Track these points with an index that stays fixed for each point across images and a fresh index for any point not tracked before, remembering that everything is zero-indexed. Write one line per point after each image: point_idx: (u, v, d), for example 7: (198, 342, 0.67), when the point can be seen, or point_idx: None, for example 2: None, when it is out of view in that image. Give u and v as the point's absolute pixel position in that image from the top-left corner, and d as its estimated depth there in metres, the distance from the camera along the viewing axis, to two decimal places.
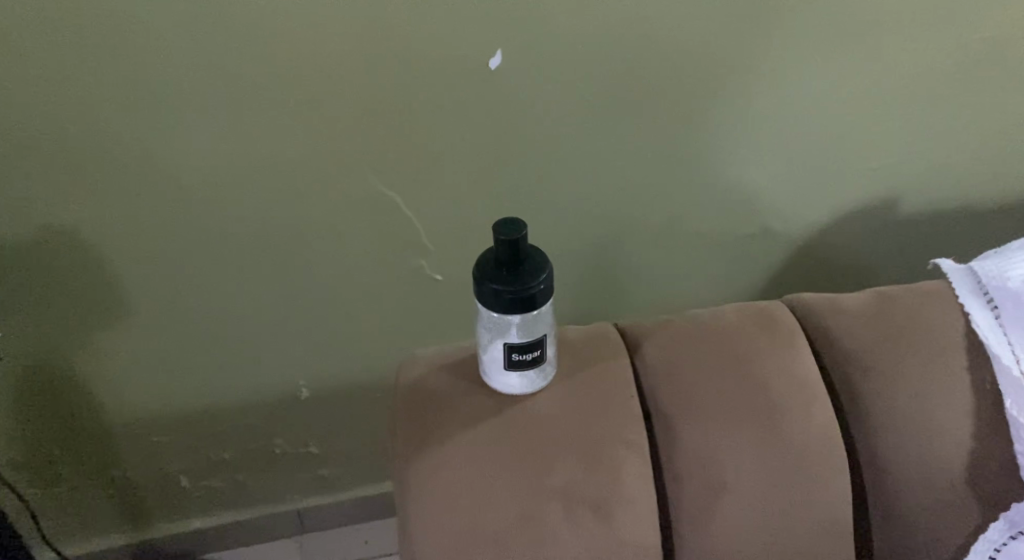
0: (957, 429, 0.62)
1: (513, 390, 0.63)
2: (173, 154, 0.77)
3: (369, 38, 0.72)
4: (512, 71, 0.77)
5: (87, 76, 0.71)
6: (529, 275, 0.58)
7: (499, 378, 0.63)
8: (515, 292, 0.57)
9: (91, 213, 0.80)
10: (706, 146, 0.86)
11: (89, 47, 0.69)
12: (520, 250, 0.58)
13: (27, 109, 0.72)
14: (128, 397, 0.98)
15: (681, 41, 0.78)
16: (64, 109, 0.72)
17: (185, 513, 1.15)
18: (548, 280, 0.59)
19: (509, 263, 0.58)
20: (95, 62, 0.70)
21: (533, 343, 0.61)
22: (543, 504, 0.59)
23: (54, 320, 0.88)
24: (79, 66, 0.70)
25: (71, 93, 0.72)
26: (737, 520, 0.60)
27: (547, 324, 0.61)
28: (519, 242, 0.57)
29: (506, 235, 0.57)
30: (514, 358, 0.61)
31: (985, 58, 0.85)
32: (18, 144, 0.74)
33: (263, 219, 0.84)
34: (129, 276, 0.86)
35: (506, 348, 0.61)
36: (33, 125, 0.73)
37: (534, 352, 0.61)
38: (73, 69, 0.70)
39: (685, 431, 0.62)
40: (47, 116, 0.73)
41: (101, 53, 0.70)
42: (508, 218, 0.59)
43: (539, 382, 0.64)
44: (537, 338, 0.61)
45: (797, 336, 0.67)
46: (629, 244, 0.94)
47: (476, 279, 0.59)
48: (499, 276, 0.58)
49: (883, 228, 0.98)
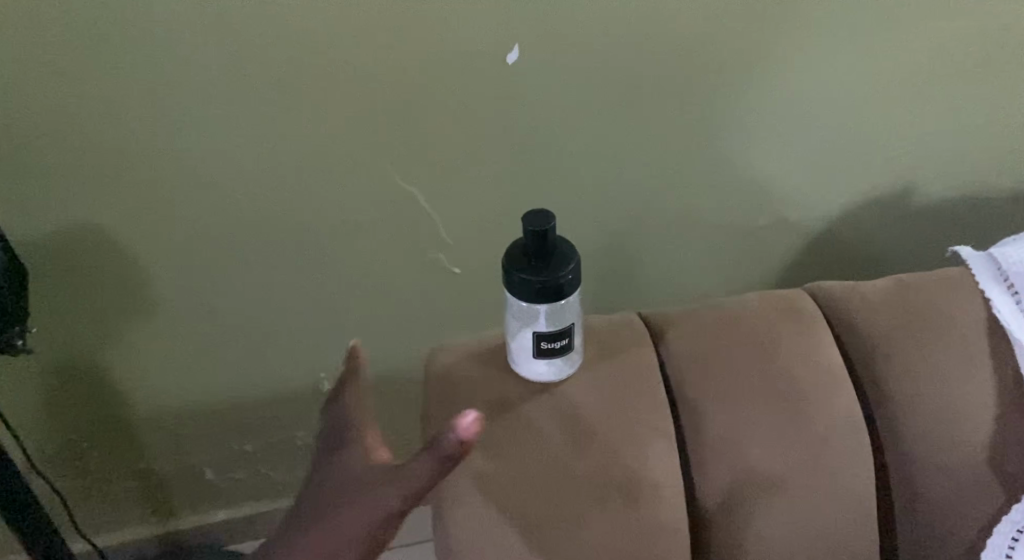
0: (979, 413, 0.63)
1: (542, 378, 0.65)
2: (199, 152, 0.79)
3: (389, 36, 0.74)
4: (528, 65, 0.78)
5: (110, 76, 0.72)
6: (557, 265, 0.59)
7: (528, 366, 0.64)
8: (545, 281, 0.58)
9: (120, 212, 0.82)
10: (723, 138, 0.87)
11: (111, 50, 0.70)
12: (547, 241, 0.58)
13: (56, 112, 0.73)
14: (155, 391, 1.00)
15: (695, 34, 0.78)
16: (87, 111, 0.74)
17: (210, 505, 1.17)
18: (576, 271, 0.59)
19: (536, 254, 0.59)
20: (122, 66, 0.71)
21: (561, 332, 0.62)
22: (572, 489, 0.60)
23: (84, 317, 0.90)
24: (103, 66, 0.71)
25: (93, 94, 0.73)
26: (762, 504, 0.62)
27: (576, 313, 0.62)
28: (547, 234, 0.58)
29: (533, 228, 0.58)
30: (543, 347, 0.62)
31: (998, 47, 0.86)
32: (50, 147, 0.76)
33: (287, 214, 0.85)
34: (156, 273, 0.88)
35: (535, 336, 0.62)
36: (63, 127, 0.75)
37: (562, 341, 0.63)
38: (94, 71, 0.71)
39: (710, 418, 0.63)
40: (78, 119, 0.74)
41: (123, 55, 0.71)
42: (535, 209, 0.60)
43: (566, 370, 0.65)
44: (565, 327, 0.62)
45: (819, 322, 0.68)
46: (647, 236, 0.95)
47: (506, 270, 0.60)
48: (528, 267, 0.59)
49: (900, 217, 0.99)
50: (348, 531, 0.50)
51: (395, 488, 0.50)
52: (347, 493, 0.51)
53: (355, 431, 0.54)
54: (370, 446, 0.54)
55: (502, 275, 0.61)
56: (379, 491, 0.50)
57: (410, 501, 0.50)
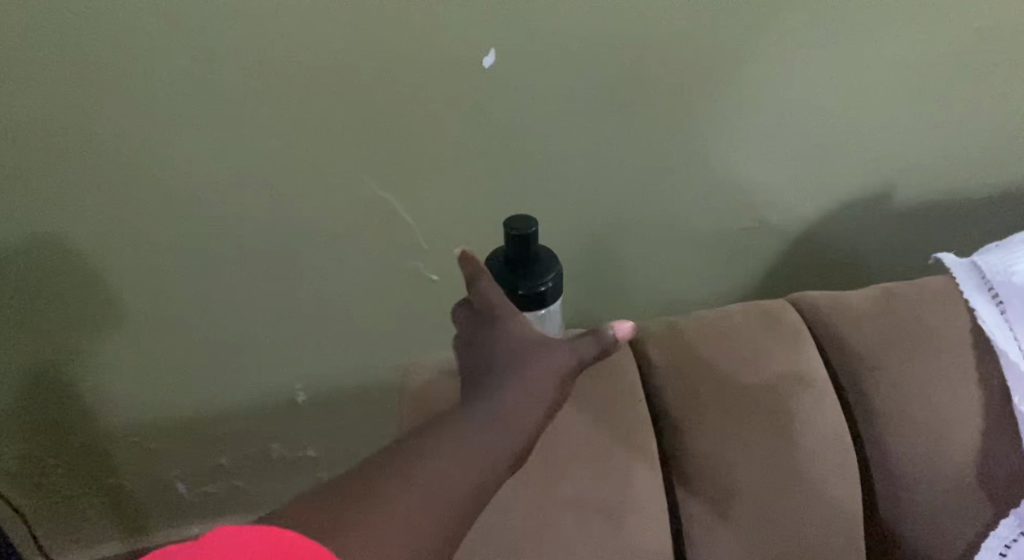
0: (964, 428, 0.64)
1: None
2: (166, 160, 0.77)
3: (361, 40, 0.72)
4: (505, 69, 0.76)
5: (73, 79, 0.70)
6: (538, 274, 0.64)
7: None
8: (527, 290, 0.64)
9: (83, 223, 0.79)
10: (703, 140, 0.86)
11: (74, 51, 0.69)
12: (529, 247, 0.64)
13: (19, 116, 0.72)
14: (122, 406, 0.97)
15: (673, 35, 0.77)
16: (53, 116, 0.72)
17: (182, 521, 1.13)
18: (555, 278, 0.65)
19: (519, 262, 0.64)
20: (86, 69, 0.70)
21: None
22: (554, 513, 0.61)
23: (47, 331, 0.87)
24: (67, 69, 0.70)
25: (58, 98, 0.71)
26: (749, 524, 0.62)
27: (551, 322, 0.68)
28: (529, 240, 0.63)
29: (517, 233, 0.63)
30: None
31: (981, 47, 0.85)
32: (11, 152, 0.74)
33: (258, 223, 0.83)
34: (121, 285, 0.85)
35: None
36: (25, 131, 0.73)
37: None
38: (60, 75, 0.70)
39: (696, 438, 0.64)
40: (40, 123, 0.72)
41: (89, 57, 0.70)
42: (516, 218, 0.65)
43: None
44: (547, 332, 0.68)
45: (803, 335, 0.68)
46: (628, 241, 0.94)
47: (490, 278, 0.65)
48: (509, 274, 0.65)
49: (883, 219, 0.98)
50: (545, 384, 0.61)
51: (571, 351, 0.61)
52: (524, 354, 0.61)
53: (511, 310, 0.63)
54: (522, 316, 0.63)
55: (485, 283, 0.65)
56: (553, 353, 0.61)
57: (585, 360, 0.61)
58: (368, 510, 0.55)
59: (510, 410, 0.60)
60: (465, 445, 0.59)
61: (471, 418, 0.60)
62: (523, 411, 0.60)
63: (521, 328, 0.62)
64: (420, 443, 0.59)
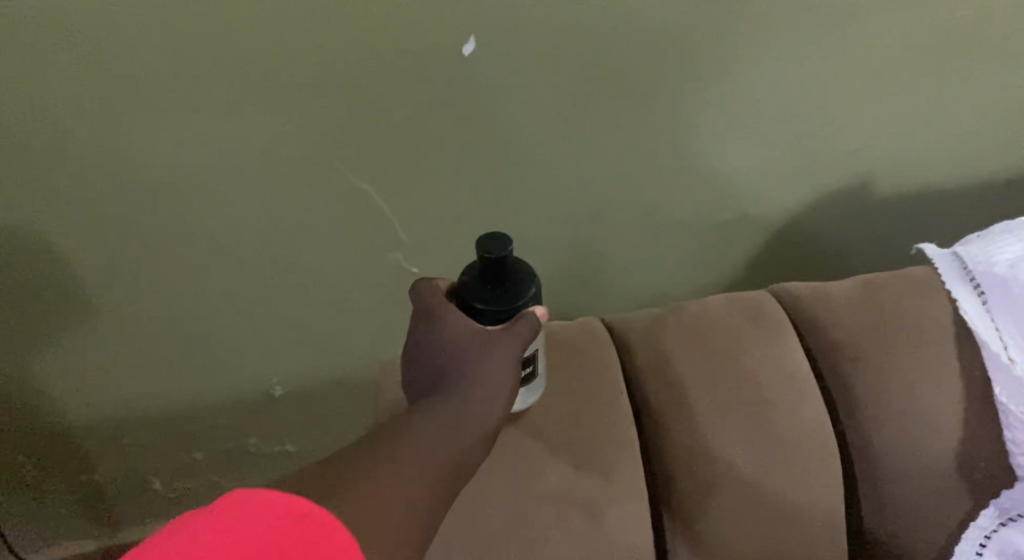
0: (946, 419, 0.64)
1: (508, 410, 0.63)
2: (137, 149, 0.75)
3: (338, 26, 0.70)
4: (486, 57, 0.75)
5: (38, 65, 0.68)
6: (520, 290, 0.59)
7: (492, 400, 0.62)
8: (510, 310, 0.58)
9: (50, 214, 0.77)
10: (686, 131, 0.85)
11: (39, 37, 0.67)
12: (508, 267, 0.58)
13: None
14: (94, 401, 0.95)
15: (657, 24, 0.76)
16: (18, 104, 0.70)
17: (157, 516, 1.12)
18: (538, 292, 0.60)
19: (494, 278, 0.58)
20: (52, 55, 0.68)
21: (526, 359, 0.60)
22: (533, 507, 0.61)
23: (15, 324, 0.85)
24: (31, 55, 0.68)
25: (23, 86, 0.69)
26: (732, 517, 0.62)
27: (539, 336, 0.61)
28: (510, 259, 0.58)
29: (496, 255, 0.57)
30: None
31: (969, 38, 0.84)
32: None
33: (232, 214, 0.81)
34: (90, 277, 0.83)
35: None
36: None
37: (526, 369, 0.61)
38: (23, 63, 0.68)
39: (677, 430, 0.64)
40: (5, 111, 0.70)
41: (55, 43, 0.67)
42: (488, 234, 0.58)
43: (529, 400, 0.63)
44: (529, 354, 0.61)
45: (784, 326, 0.68)
46: (609, 232, 0.93)
47: (459, 297, 0.60)
48: (487, 293, 0.59)
49: (864, 209, 0.98)
50: (502, 372, 0.58)
51: (518, 334, 0.58)
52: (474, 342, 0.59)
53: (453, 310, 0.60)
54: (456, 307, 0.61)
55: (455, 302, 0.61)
56: (502, 337, 0.58)
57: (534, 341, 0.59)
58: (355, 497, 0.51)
59: (474, 400, 0.58)
60: (430, 440, 0.56)
61: (435, 415, 0.58)
62: (487, 401, 0.58)
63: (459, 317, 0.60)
64: (384, 444, 0.56)
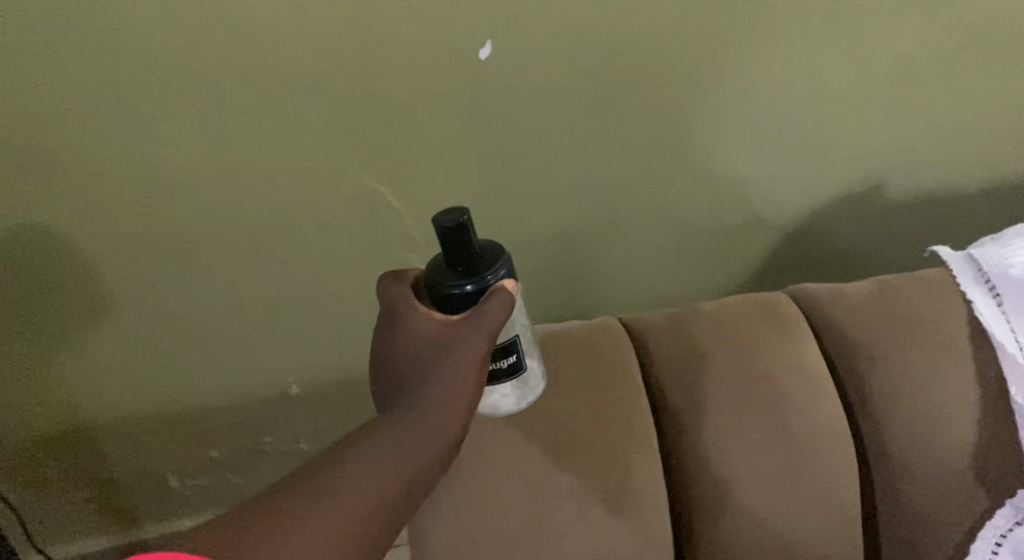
0: (962, 419, 0.65)
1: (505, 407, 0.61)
2: (161, 152, 0.76)
3: (359, 30, 0.72)
4: (501, 61, 0.76)
5: (70, 70, 0.70)
6: (487, 268, 0.55)
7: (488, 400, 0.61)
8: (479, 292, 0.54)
9: (76, 216, 0.79)
10: (700, 134, 0.86)
11: (71, 43, 0.69)
12: (468, 241, 0.54)
13: (15, 108, 0.72)
14: (114, 400, 0.96)
15: (669, 28, 0.78)
16: (49, 108, 0.72)
17: (175, 513, 1.13)
18: (507, 264, 0.56)
19: (458, 258, 0.54)
20: (83, 60, 0.70)
21: (507, 350, 0.57)
22: (553, 502, 0.63)
23: (41, 323, 0.87)
24: (63, 61, 0.70)
25: (55, 91, 0.71)
26: (748, 513, 0.64)
27: (523, 326, 0.58)
28: (467, 236, 0.54)
29: (449, 235, 0.53)
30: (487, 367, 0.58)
31: (979, 43, 0.84)
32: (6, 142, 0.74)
33: (252, 216, 0.82)
34: (113, 278, 0.84)
35: None
36: (19, 123, 0.73)
37: (510, 358, 0.58)
38: (55, 68, 0.70)
39: (695, 428, 0.65)
40: (36, 115, 0.73)
41: (85, 48, 0.70)
42: (446, 208, 0.54)
43: (527, 395, 0.62)
44: (509, 341, 0.57)
45: (800, 325, 0.69)
46: (625, 234, 0.93)
47: (427, 283, 0.56)
48: (454, 276, 0.55)
49: (882, 214, 0.97)
50: (458, 375, 0.54)
51: (483, 328, 0.53)
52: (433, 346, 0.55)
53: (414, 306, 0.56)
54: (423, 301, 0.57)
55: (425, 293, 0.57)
56: (466, 334, 0.54)
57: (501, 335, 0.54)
58: (278, 537, 0.47)
59: (433, 404, 0.55)
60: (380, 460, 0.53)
61: (387, 429, 0.54)
62: (446, 412, 0.55)
63: (421, 315, 0.55)
64: (330, 467, 0.52)
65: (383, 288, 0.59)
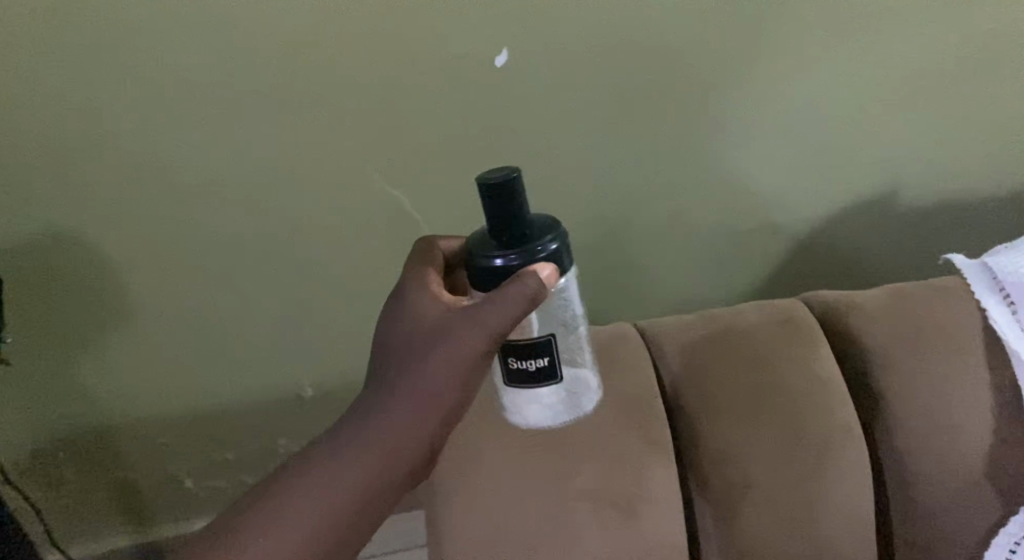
0: (977, 427, 0.65)
1: (534, 421, 0.55)
2: (185, 156, 0.79)
3: (381, 37, 0.75)
4: (516, 69, 0.79)
5: (103, 75, 0.74)
6: (529, 242, 0.49)
7: (518, 410, 0.55)
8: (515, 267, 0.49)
9: (101, 218, 0.81)
10: (715, 142, 0.87)
11: (105, 49, 0.73)
12: (510, 210, 0.49)
13: (49, 111, 0.75)
14: (132, 397, 0.96)
15: (679, 36, 0.80)
16: (80, 112, 0.75)
17: (190, 519, 1.09)
18: (555, 242, 0.50)
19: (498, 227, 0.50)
20: (115, 66, 0.73)
21: (538, 348, 0.52)
22: (570, 504, 0.64)
23: (64, 321, 0.88)
24: (96, 66, 0.73)
25: (88, 95, 0.74)
26: (762, 518, 0.65)
27: (562, 325, 0.53)
28: (516, 200, 0.49)
29: (494, 193, 0.48)
30: (515, 366, 0.53)
31: (987, 51, 0.86)
32: (37, 145, 0.76)
33: (272, 221, 0.84)
34: (135, 281, 0.86)
35: (502, 354, 0.53)
36: (52, 127, 0.76)
37: (541, 359, 0.52)
38: (89, 73, 0.73)
39: (709, 433, 0.66)
40: (68, 119, 0.75)
41: (118, 54, 0.73)
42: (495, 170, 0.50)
43: (563, 415, 0.56)
44: (542, 338, 0.52)
45: (815, 332, 0.69)
46: (642, 242, 0.93)
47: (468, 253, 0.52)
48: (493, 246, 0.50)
49: (902, 225, 0.96)
50: (439, 374, 0.50)
51: (478, 323, 0.49)
52: (425, 334, 0.52)
53: (420, 291, 0.54)
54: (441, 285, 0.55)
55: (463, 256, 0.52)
56: (457, 329, 0.50)
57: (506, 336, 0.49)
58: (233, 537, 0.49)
59: (407, 403, 0.51)
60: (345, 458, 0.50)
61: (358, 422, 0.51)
62: (420, 415, 0.51)
63: (430, 301, 0.53)
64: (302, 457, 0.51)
65: (410, 263, 0.57)
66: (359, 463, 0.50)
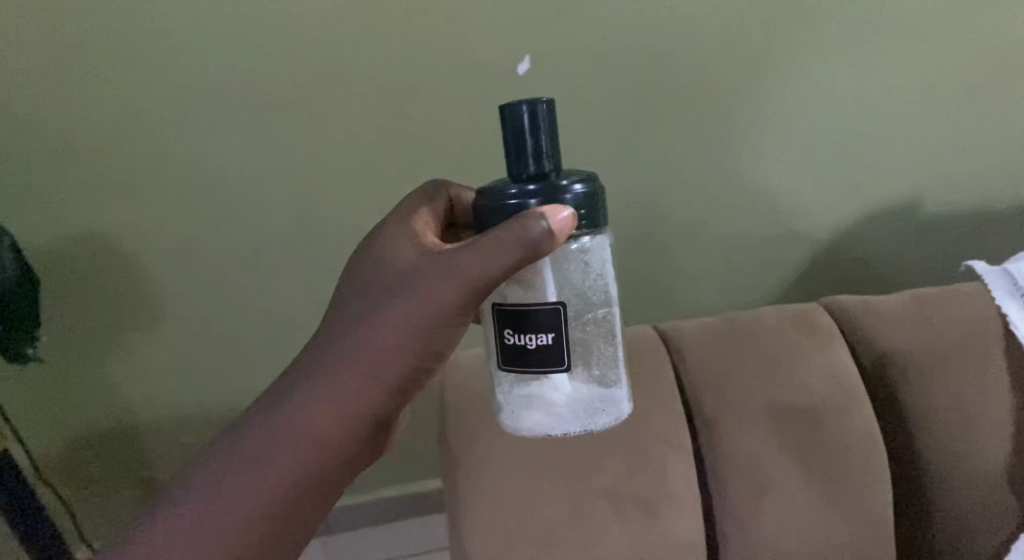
0: (996, 432, 0.66)
1: (536, 423, 0.52)
2: (217, 159, 0.81)
3: (409, 44, 0.79)
4: (538, 75, 0.81)
5: (142, 79, 0.77)
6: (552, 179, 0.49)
7: (522, 409, 0.52)
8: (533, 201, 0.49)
9: (132, 221, 0.82)
10: (737, 147, 0.87)
11: (147, 53, 0.76)
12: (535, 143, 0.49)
13: (90, 114, 0.78)
14: (164, 392, 0.91)
15: (695, 42, 0.83)
16: (119, 114, 0.78)
17: None
18: (583, 185, 0.49)
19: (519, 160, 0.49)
20: (156, 70, 0.77)
21: (541, 323, 0.50)
22: (592, 503, 0.64)
23: (98, 316, 0.86)
24: (138, 71, 0.77)
25: (128, 99, 0.78)
26: (781, 520, 0.65)
27: (574, 295, 0.51)
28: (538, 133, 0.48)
29: (516, 121, 0.48)
30: (518, 343, 0.50)
31: (997, 56, 0.88)
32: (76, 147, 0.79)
33: (297, 225, 0.85)
34: (162, 285, 0.86)
35: (505, 330, 0.51)
36: (91, 130, 0.79)
37: (545, 335, 0.50)
38: (131, 77, 0.77)
39: (730, 434, 0.66)
40: (107, 122, 0.78)
41: (159, 59, 0.77)
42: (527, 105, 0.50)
43: (567, 418, 0.52)
44: (547, 309, 0.50)
45: (835, 337, 0.69)
46: (668, 251, 0.92)
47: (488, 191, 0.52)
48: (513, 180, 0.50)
49: (932, 233, 0.95)
50: (403, 322, 0.53)
51: (453, 272, 0.51)
52: (397, 279, 0.54)
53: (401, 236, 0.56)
54: (426, 226, 0.58)
55: (477, 196, 0.52)
56: (430, 278, 0.52)
57: (478, 284, 0.51)
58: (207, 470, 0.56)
59: (371, 352, 0.54)
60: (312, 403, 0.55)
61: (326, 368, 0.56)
62: (384, 365, 0.54)
63: (407, 246, 0.55)
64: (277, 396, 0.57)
65: (409, 201, 0.60)
66: (323, 405, 0.55)
